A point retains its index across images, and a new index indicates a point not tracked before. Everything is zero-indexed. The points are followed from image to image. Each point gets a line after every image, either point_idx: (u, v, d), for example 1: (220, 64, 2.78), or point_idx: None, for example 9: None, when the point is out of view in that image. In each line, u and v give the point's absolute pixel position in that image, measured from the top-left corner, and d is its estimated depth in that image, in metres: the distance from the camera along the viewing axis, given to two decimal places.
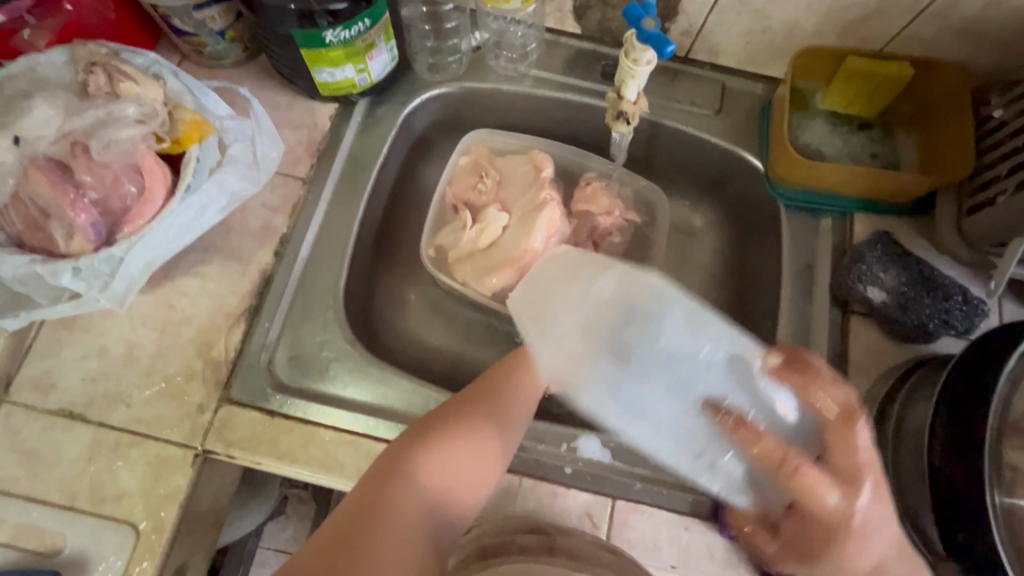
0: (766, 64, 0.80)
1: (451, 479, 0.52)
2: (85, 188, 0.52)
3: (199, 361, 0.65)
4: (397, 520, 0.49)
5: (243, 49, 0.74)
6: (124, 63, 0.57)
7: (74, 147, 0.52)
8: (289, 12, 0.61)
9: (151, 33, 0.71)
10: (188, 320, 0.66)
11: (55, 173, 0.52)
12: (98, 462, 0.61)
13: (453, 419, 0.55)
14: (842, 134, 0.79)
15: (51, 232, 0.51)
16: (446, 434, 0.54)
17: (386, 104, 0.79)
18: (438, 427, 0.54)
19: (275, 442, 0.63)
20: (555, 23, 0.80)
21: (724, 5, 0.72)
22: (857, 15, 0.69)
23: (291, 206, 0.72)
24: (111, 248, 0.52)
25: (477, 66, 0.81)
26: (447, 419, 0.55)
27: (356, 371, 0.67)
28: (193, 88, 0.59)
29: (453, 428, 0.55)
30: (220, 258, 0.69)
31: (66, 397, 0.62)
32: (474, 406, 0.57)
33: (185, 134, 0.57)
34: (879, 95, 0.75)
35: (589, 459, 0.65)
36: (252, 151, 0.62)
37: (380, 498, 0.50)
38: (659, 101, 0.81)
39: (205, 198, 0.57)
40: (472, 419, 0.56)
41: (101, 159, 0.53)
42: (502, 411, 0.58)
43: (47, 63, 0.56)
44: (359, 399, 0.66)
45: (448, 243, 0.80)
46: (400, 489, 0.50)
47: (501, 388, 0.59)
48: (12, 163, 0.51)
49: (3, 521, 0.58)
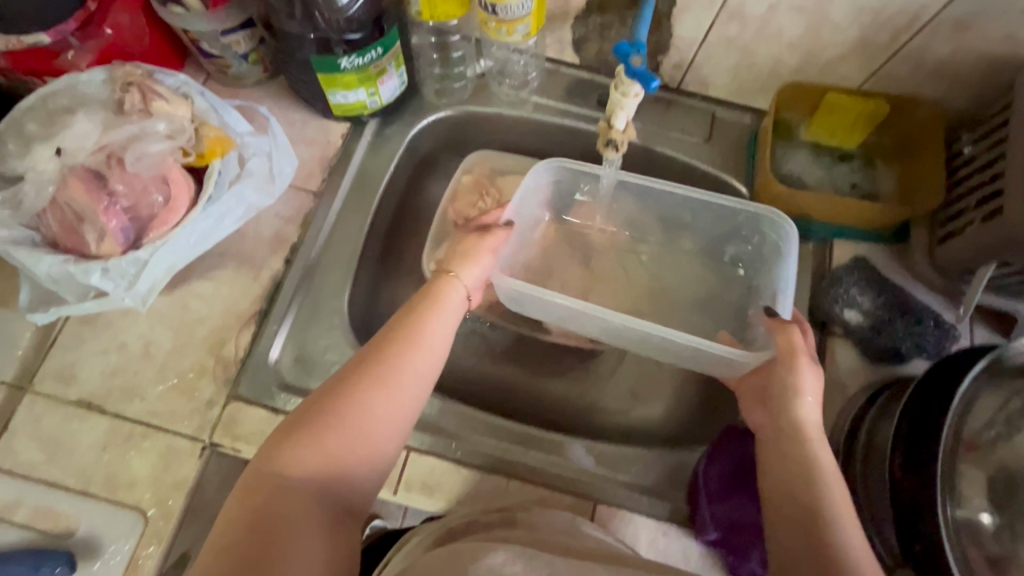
0: (753, 96, 0.85)
1: (356, 426, 0.50)
2: (118, 196, 0.57)
3: (210, 359, 0.69)
4: (284, 491, 0.46)
5: (264, 71, 0.80)
6: (157, 83, 0.62)
7: (109, 159, 0.58)
8: (308, 40, 0.66)
9: (180, 54, 0.77)
10: (202, 320, 0.71)
11: (91, 182, 0.57)
12: (112, 451, 0.65)
13: (343, 382, 0.52)
14: (824, 164, 0.83)
15: (84, 235, 0.56)
16: (340, 395, 0.51)
17: (395, 124, 0.84)
18: (331, 390, 0.51)
19: None
20: (555, 53, 0.86)
21: (712, 42, 0.77)
22: (837, 54, 0.74)
23: (302, 217, 0.77)
24: (137, 251, 0.57)
25: (481, 91, 0.87)
26: (340, 382, 0.52)
27: None
28: (217, 107, 0.65)
29: (346, 389, 0.51)
30: (234, 263, 0.73)
31: (85, 389, 0.67)
32: (369, 361, 0.53)
33: (209, 149, 0.62)
34: (858, 129, 0.80)
35: (574, 464, 0.69)
36: (268, 166, 0.67)
37: (267, 477, 0.47)
38: (651, 128, 0.86)
39: (224, 208, 0.62)
40: (368, 375, 0.52)
41: (133, 170, 0.57)
42: (405, 361, 0.54)
43: (86, 82, 0.61)
44: None
45: None
46: (284, 461, 0.48)
47: (400, 338, 0.56)
48: (53, 172, 0.56)
49: (22, 503, 0.62)
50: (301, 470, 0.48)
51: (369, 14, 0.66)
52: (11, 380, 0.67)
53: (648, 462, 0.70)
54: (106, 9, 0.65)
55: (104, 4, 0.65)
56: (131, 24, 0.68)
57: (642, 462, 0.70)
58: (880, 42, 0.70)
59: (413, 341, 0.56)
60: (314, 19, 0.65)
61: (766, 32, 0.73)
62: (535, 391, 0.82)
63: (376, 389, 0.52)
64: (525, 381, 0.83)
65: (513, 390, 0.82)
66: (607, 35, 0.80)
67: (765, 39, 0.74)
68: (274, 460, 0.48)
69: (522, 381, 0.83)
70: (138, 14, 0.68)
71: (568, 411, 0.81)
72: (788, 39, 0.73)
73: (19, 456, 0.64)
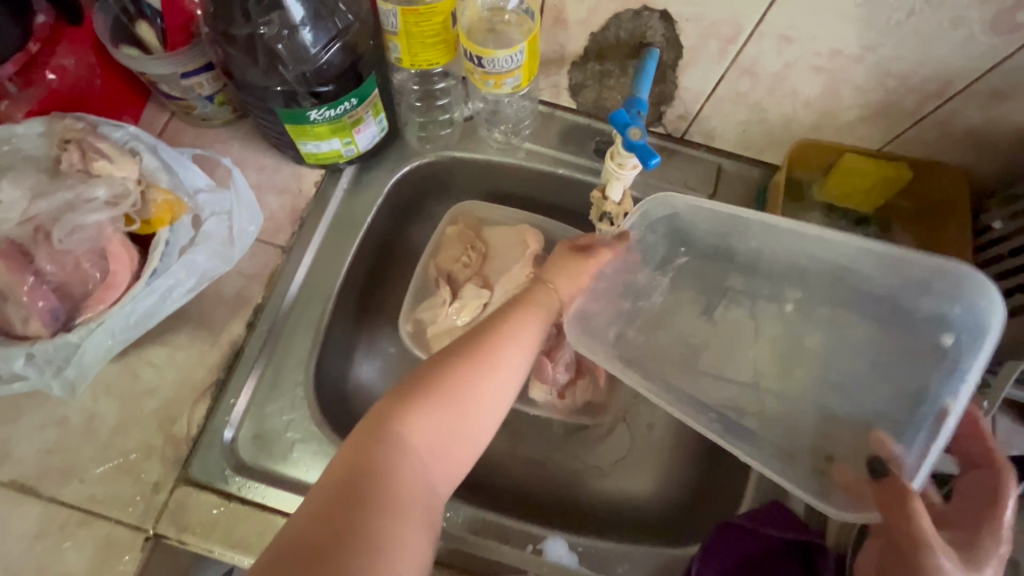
0: (763, 150, 0.78)
1: (454, 411, 0.50)
2: (45, 274, 0.52)
3: (159, 436, 0.63)
4: (374, 485, 0.45)
5: (232, 111, 0.73)
6: (100, 138, 0.56)
7: (36, 232, 0.52)
8: (273, 92, 0.60)
9: (140, 94, 0.71)
10: (152, 391, 0.65)
11: (16, 258, 0.52)
12: (45, 541, 0.59)
13: (437, 374, 0.51)
14: (836, 228, 0.77)
15: (8, 315, 0.51)
16: (439, 386, 0.50)
17: (374, 171, 0.77)
18: (427, 380, 0.50)
19: (230, 528, 0.60)
20: (551, 97, 0.79)
21: (720, 96, 0.70)
22: (857, 115, 0.67)
23: (268, 274, 0.71)
24: (67, 334, 0.51)
25: (469, 135, 0.80)
26: (439, 372, 0.51)
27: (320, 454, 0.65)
28: (169, 164, 0.58)
29: (446, 382, 0.50)
30: (190, 327, 0.67)
31: (19, 469, 0.61)
32: (462, 355, 0.53)
33: (156, 216, 0.56)
34: (875, 194, 0.73)
35: (554, 563, 0.63)
36: (228, 228, 0.60)
37: (361, 462, 0.46)
38: (652, 181, 0.80)
39: (171, 281, 0.55)
40: (463, 367, 0.52)
41: (62, 247, 0.52)
42: (495, 356, 0.54)
43: (23, 135, 0.55)
44: None
45: (426, 317, 0.77)
46: (376, 447, 0.46)
47: (495, 335, 0.54)
48: None
49: None
50: (386, 453, 0.46)
51: (341, 65, 0.60)
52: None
53: (636, 561, 0.64)
54: (50, 51, 0.61)
55: (48, 46, 0.61)
56: (77, 67, 0.63)
57: (630, 561, 0.63)
58: (905, 106, 0.64)
59: (508, 344, 0.55)
60: (279, 70, 0.58)
61: (780, 89, 0.67)
62: (517, 467, 0.75)
63: (465, 391, 0.51)
64: (505, 454, 0.76)
65: (494, 464, 0.75)
66: (606, 82, 0.74)
67: (778, 96, 0.68)
68: (372, 446, 0.46)
69: (503, 454, 0.76)
70: (85, 55, 0.63)
71: (554, 489, 0.74)
72: (803, 98, 0.67)
73: None
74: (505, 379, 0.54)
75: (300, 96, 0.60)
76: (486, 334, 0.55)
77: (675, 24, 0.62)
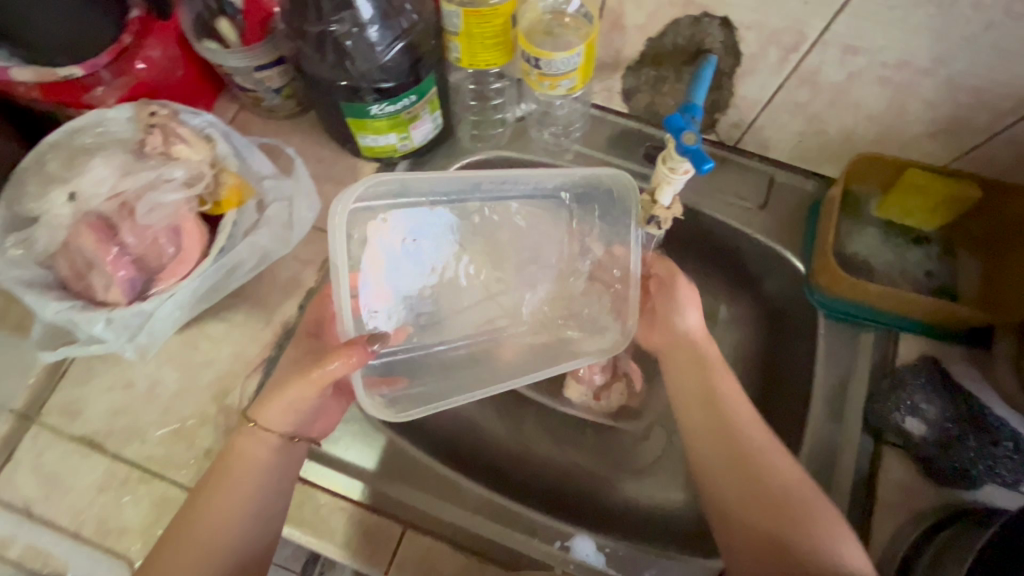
0: (819, 163, 0.76)
1: (213, 509, 0.56)
2: (127, 246, 0.56)
3: (213, 406, 0.67)
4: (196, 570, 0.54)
5: (297, 105, 0.77)
6: (181, 124, 0.60)
7: (121, 207, 0.57)
8: (338, 87, 0.63)
9: (215, 85, 0.76)
10: (210, 363, 0.69)
11: (101, 231, 0.56)
12: (107, 494, 0.63)
13: (219, 480, 0.57)
14: (895, 246, 0.74)
15: (92, 282, 0.55)
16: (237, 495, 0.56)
17: (426, 167, 0.80)
18: (232, 491, 0.57)
19: None
20: (603, 101, 0.80)
21: (777, 105, 0.69)
22: (923, 130, 0.65)
23: (321, 260, 0.74)
24: (142, 303, 0.55)
25: (520, 136, 0.82)
26: (211, 489, 0.57)
27: (358, 434, 0.67)
28: (240, 151, 0.61)
29: (222, 490, 0.57)
30: (247, 306, 0.71)
31: (89, 425, 0.66)
32: (253, 458, 0.58)
33: (225, 198, 0.59)
34: (941, 212, 0.70)
35: (581, 561, 0.63)
36: (288, 213, 0.64)
37: (164, 549, 0.55)
38: (701, 189, 0.79)
39: (236, 259, 0.59)
40: (247, 483, 0.57)
41: (144, 222, 0.56)
42: (245, 462, 0.58)
43: (113, 119, 0.59)
44: (360, 463, 0.66)
45: None
46: (200, 547, 0.54)
47: (250, 448, 0.58)
48: (68, 217, 0.56)
49: (15, 539, 0.62)
50: (207, 557, 0.54)
51: (405, 63, 0.62)
52: (19, 409, 0.66)
53: (665, 568, 0.63)
54: (140, 43, 0.65)
55: (139, 38, 0.65)
56: (163, 58, 0.67)
57: (658, 567, 0.63)
58: (977, 122, 0.61)
59: (253, 462, 0.57)
60: (345, 65, 0.61)
61: (842, 100, 0.65)
62: (547, 459, 0.76)
63: (209, 489, 0.57)
64: (535, 448, 0.77)
65: (523, 458, 0.76)
66: (660, 88, 0.74)
67: (840, 107, 0.66)
68: (166, 555, 0.54)
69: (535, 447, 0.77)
70: (170, 48, 0.67)
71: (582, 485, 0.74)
72: (866, 110, 0.65)
73: (19, 489, 0.63)
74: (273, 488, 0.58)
75: (359, 91, 0.63)
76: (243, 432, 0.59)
77: (735, 31, 0.62)
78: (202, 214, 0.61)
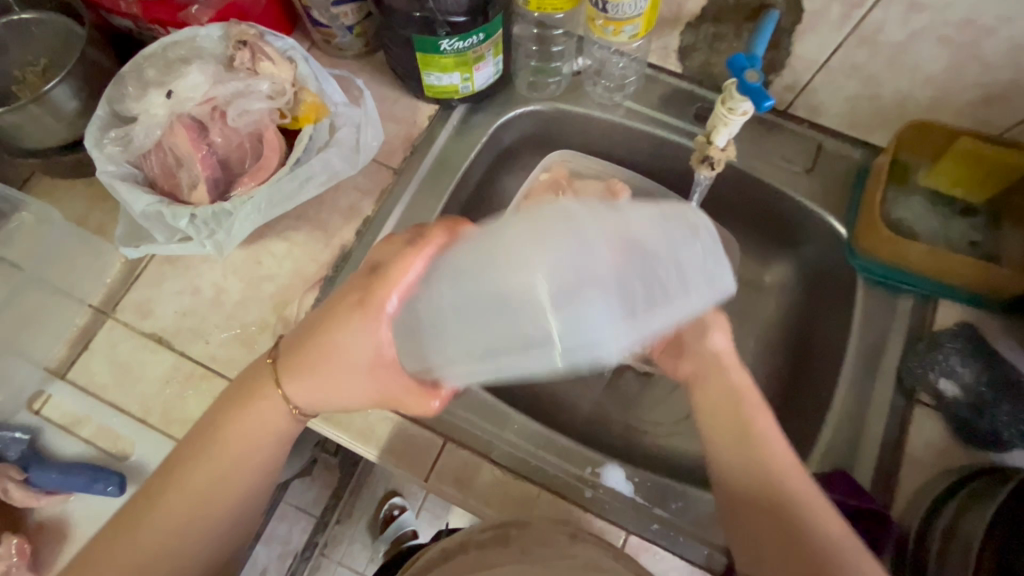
0: (869, 130, 0.77)
1: (225, 451, 0.56)
2: (215, 147, 0.61)
3: (273, 316, 0.71)
4: (179, 528, 0.54)
5: (365, 45, 0.81)
6: (267, 44, 0.64)
7: (213, 112, 0.61)
8: (413, 19, 0.66)
9: (290, 21, 0.80)
10: (272, 277, 0.73)
11: (194, 131, 0.61)
12: (173, 387, 0.68)
13: (218, 446, 0.56)
14: (940, 215, 0.75)
15: (181, 180, 0.60)
16: (229, 466, 0.56)
17: (482, 113, 0.83)
18: (226, 461, 0.55)
19: None
20: (658, 59, 0.82)
21: (834, 67, 0.71)
22: (980, 96, 0.66)
23: (380, 191, 0.77)
24: (224, 202, 0.59)
25: (575, 89, 0.84)
26: (205, 453, 0.55)
27: None
28: (318, 74, 0.65)
29: (219, 460, 0.55)
30: (309, 228, 0.75)
31: (159, 324, 0.71)
32: (254, 432, 0.56)
33: (304, 114, 0.63)
34: (990, 181, 0.71)
35: (610, 488, 0.66)
36: (355, 138, 0.67)
37: (165, 485, 0.55)
38: (748, 150, 0.81)
39: (309, 172, 0.63)
40: (241, 457, 0.56)
41: (233, 125, 0.61)
42: (243, 440, 0.56)
43: (205, 35, 0.64)
44: None
45: None
46: (186, 506, 0.54)
47: (252, 422, 0.56)
48: (163, 117, 0.60)
49: (89, 419, 0.67)
50: (196, 514, 0.54)
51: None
52: (96, 304, 0.71)
53: (691, 501, 0.66)
54: None
55: None
56: None
57: (684, 500, 0.66)
58: None
59: (252, 436, 0.56)
60: None
61: (900, 61, 0.66)
62: (577, 400, 0.80)
63: (214, 441, 0.56)
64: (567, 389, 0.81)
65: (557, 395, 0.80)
66: (717, 46, 0.76)
67: (897, 69, 0.67)
68: (155, 510, 0.54)
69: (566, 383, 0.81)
70: None
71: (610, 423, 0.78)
72: (924, 72, 0.66)
73: (94, 376, 0.69)
74: (266, 461, 0.57)
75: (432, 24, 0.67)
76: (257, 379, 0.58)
77: None
78: (282, 127, 0.65)
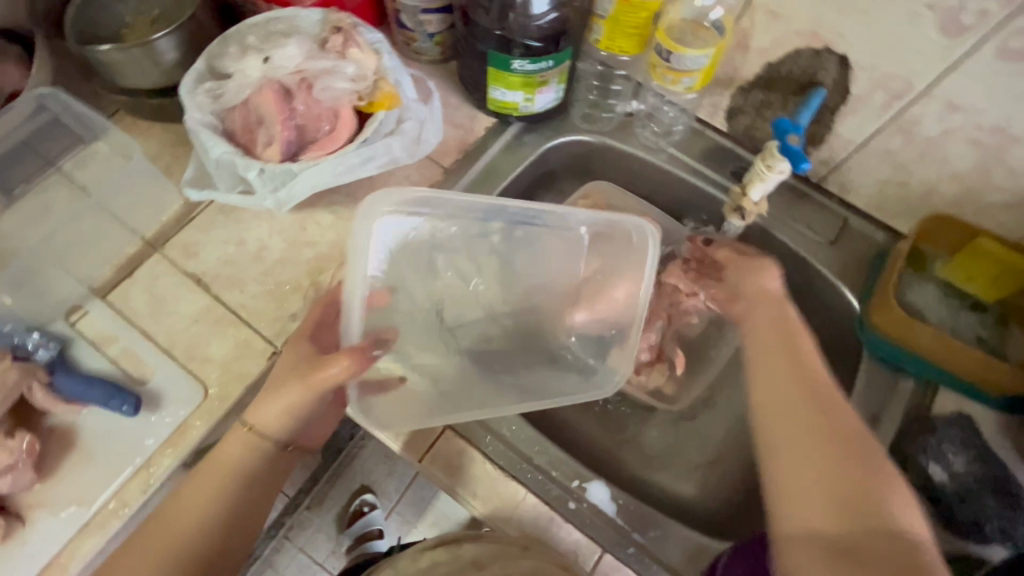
0: (896, 215, 0.81)
1: (213, 479, 0.60)
2: (295, 113, 0.66)
3: (307, 278, 0.75)
4: (174, 539, 0.57)
5: (441, 53, 0.87)
6: (359, 34, 0.71)
7: (300, 82, 0.67)
8: (492, 36, 0.73)
9: (378, 19, 0.87)
10: (314, 242, 0.77)
11: (279, 95, 0.67)
12: (201, 326, 0.72)
13: (206, 474, 0.60)
14: (949, 306, 0.78)
15: (256, 136, 0.66)
16: (215, 479, 0.60)
17: (534, 133, 0.88)
18: (212, 490, 0.59)
19: None
20: (706, 115, 0.87)
21: (869, 150, 0.75)
22: (1003, 198, 0.70)
23: (428, 185, 0.82)
24: (291, 163, 0.64)
25: (625, 128, 0.90)
26: (204, 475, 0.60)
27: None
28: (398, 69, 0.72)
29: (214, 474, 0.60)
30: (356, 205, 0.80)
31: (201, 266, 0.75)
32: (234, 456, 0.61)
33: (379, 100, 0.68)
34: (1003, 281, 0.74)
35: (593, 503, 0.67)
36: (418, 132, 0.73)
37: (152, 530, 0.58)
38: (777, 214, 0.85)
39: (373, 152, 0.69)
40: (230, 473, 0.60)
41: (316, 96, 0.67)
42: (228, 457, 0.61)
43: (305, 16, 0.71)
44: None
45: None
46: (181, 523, 0.57)
47: (230, 450, 0.61)
48: (255, 78, 0.66)
49: (117, 340, 0.71)
50: (194, 539, 0.57)
51: (553, 29, 0.72)
52: (148, 238, 0.76)
53: (669, 533, 0.67)
54: None
55: None
56: None
57: (663, 530, 0.67)
58: None
59: (239, 448, 0.61)
60: (505, 20, 0.71)
61: (931, 154, 0.71)
62: (576, 428, 0.82)
63: (201, 471, 0.61)
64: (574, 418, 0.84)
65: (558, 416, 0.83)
66: (764, 112, 0.81)
67: (928, 161, 0.72)
68: (150, 536, 0.57)
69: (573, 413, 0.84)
70: None
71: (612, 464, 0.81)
72: (953, 168, 0.70)
73: (131, 302, 0.73)
74: (256, 483, 0.62)
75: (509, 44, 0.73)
76: (211, 465, 0.61)
77: (850, 71, 0.69)
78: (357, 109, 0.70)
